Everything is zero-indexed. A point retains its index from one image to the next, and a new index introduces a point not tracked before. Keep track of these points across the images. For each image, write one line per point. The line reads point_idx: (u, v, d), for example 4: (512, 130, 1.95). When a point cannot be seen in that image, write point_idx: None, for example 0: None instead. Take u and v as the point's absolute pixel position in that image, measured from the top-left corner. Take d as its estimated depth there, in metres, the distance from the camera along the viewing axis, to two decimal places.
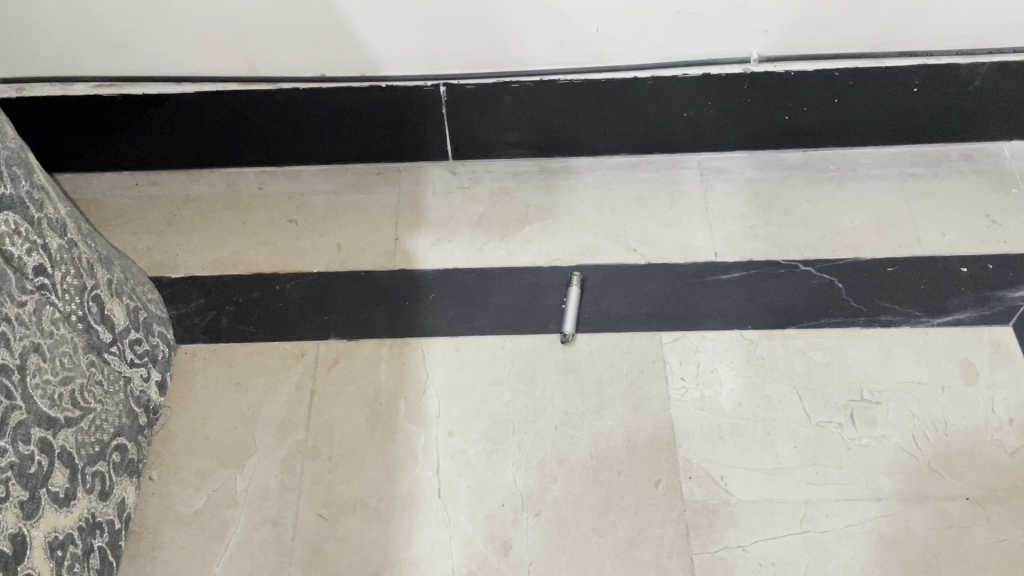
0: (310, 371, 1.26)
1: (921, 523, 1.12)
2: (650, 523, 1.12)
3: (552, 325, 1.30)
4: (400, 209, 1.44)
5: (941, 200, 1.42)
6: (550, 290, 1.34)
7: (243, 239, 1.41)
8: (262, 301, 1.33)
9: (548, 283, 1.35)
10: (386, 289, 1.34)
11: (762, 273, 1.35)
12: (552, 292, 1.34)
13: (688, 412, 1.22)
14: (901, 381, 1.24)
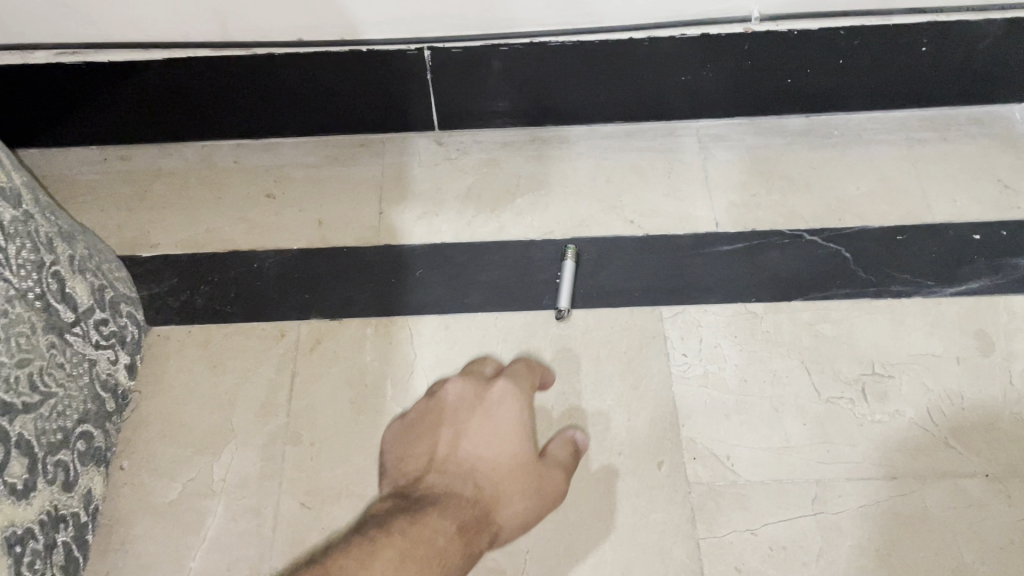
0: (291, 352, 1.19)
1: (940, 501, 1.06)
2: (654, 507, 1.07)
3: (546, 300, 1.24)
4: (383, 181, 1.36)
5: (950, 165, 1.36)
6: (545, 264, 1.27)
7: (218, 215, 1.33)
8: (239, 280, 1.26)
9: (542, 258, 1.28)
10: (370, 265, 1.27)
11: (766, 243, 1.29)
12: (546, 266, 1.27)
13: (691, 389, 1.16)
14: (913, 354, 1.18)
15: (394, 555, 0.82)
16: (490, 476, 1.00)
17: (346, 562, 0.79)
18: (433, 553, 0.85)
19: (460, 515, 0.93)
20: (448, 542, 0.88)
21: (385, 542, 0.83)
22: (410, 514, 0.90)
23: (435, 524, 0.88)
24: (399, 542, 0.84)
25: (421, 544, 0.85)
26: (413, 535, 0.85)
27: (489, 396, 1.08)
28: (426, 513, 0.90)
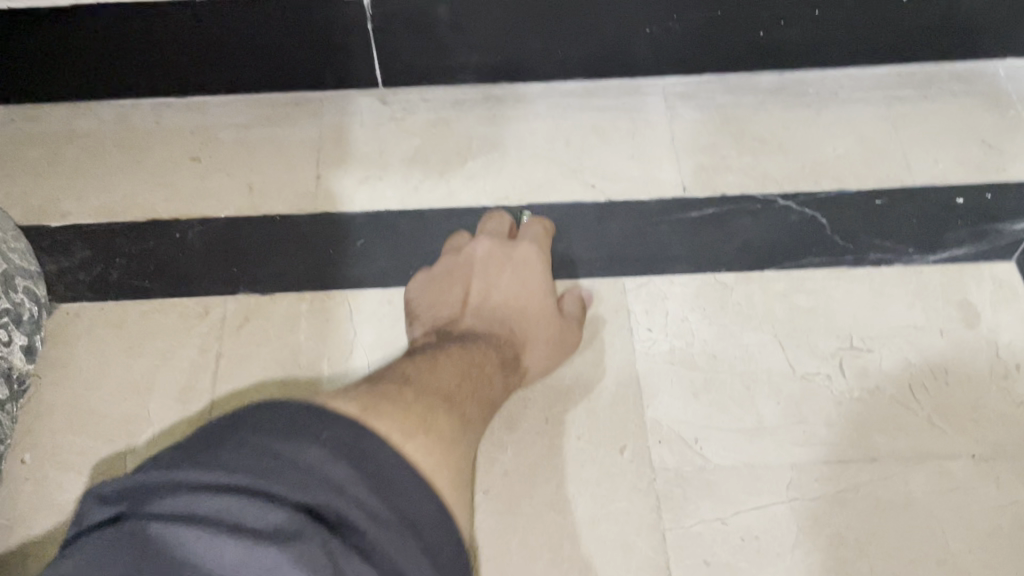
0: (216, 331, 1.07)
1: (924, 485, 0.98)
2: (616, 496, 0.97)
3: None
4: (321, 142, 1.24)
5: (932, 125, 1.27)
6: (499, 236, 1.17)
7: (137, 181, 1.20)
8: (159, 251, 1.14)
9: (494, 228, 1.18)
10: (306, 235, 1.15)
11: (737, 209, 1.19)
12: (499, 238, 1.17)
13: (657, 367, 1.06)
14: (894, 326, 1.09)
15: (450, 389, 0.81)
16: (519, 326, 1.02)
17: (414, 386, 0.77)
18: (480, 391, 0.87)
19: (497, 361, 0.94)
20: (487, 392, 0.89)
21: (438, 372, 0.83)
22: (458, 357, 0.89)
23: (482, 363, 0.91)
24: (453, 377, 0.83)
25: (472, 385, 0.86)
26: (467, 378, 0.86)
27: (515, 249, 1.08)
28: (471, 354, 0.91)
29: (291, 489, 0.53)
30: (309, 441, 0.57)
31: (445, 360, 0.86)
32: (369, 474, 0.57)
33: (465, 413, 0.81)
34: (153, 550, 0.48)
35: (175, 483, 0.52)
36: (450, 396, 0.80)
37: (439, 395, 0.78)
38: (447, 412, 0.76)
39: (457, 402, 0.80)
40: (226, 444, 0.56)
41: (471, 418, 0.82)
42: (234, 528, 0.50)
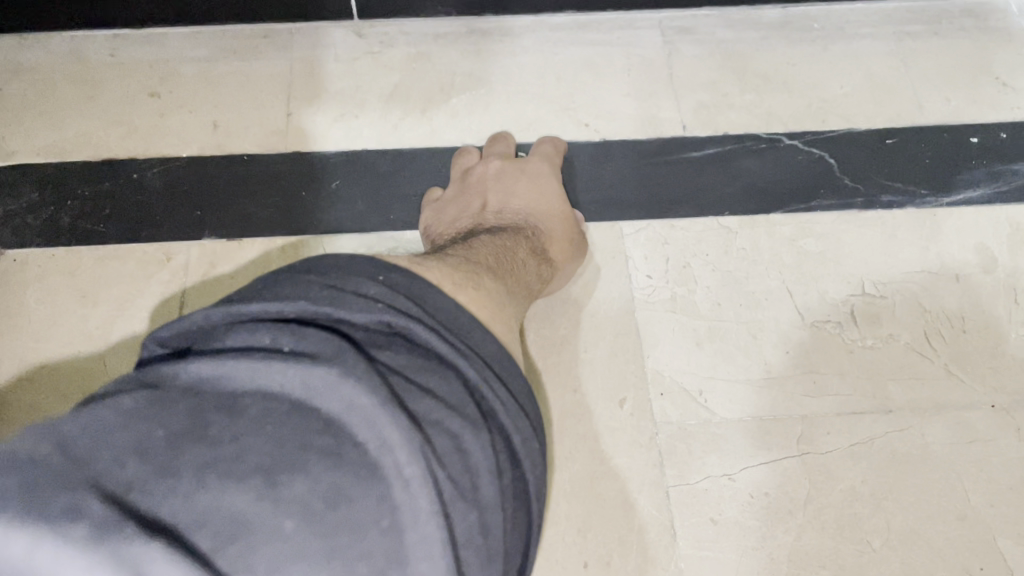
0: (179, 279, 0.99)
1: (941, 437, 0.93)
2: (615, 452, 0.91)
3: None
4: (291, 77, 1.13)
5: (942, 62, 1.20)
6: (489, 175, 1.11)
7: (90, 118, 1.10)
8: (115, 193, 1.04)
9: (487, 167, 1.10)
10: (276, 176, 1.06)
11: (741, 148, 1.11)
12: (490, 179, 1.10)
13: (657, 315, 0.99)
14: (908, 271, 1.03)
15: (491, 266, 0.80)
16: (542, 228, 0.97)
17: (456, 260, 0.76)
18: (519, 277, 0.85)
19: (529, 253, 0.90)
20: (527, 276, 0.87)
21: (476, 254, 0.81)
22: (491, 244, 0.87)
23: (516, 250, 0.89)
24: (490, 256, 0.82)
25: (511, 266, 0.84)
26: (504, 260, 0.84)
27: (526, 162, 1.03)
28: (503, 242, 0.89)
29: (352, 313, 0.53)
30: (362, 280, 0.58)
31: (478, 246, 0.85)
32: (423, 308, 0.58)
33: (510, 285, 0.80)
34: (221, 373, 0.47)
35: (233, 320, 0.53)
36: (494, 272, 0.79)
37: (483, 270, 0.77)
38: (492, 284, 0.75)
39: (501, 277, 0.79)
40: (280, 287, 0.56)
41: (515, 294, 0.80)
42: (304, 343, 0.49)
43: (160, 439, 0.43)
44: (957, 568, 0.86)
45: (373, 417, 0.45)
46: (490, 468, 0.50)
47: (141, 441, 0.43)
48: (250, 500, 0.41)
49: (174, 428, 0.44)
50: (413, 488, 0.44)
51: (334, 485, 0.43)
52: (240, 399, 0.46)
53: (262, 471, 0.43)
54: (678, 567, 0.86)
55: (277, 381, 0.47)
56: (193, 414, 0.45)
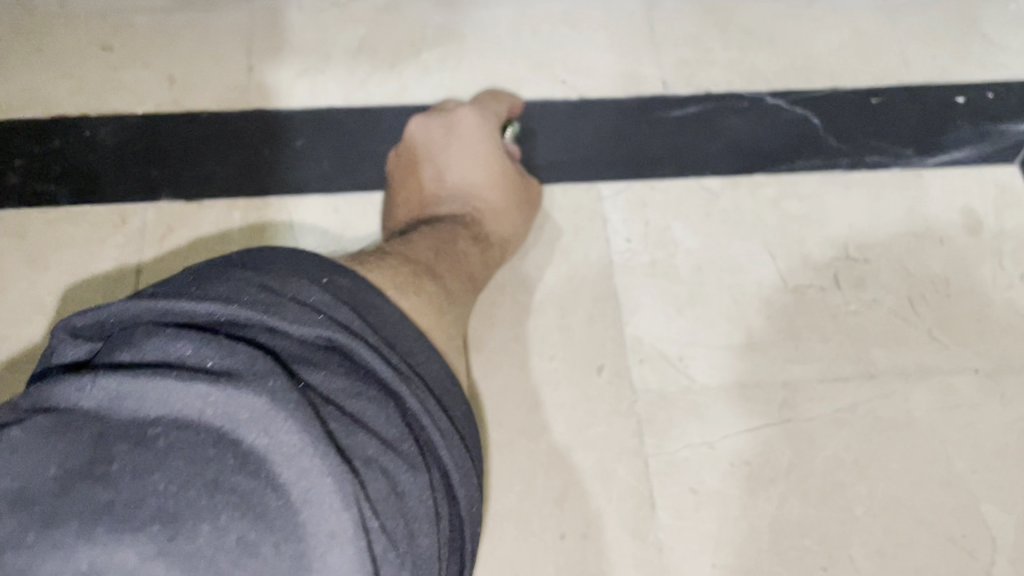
0: (135, 243, 0.94)
1: (925, 404, 0.91)
2: (593, 421, 0.88)
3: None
4: (252, 28, 1.07)
5: (929, 18, 1.15)
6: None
7: (37, 72, 1.03)
8: (66, 152, 0.98)
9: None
10: (237, 134, 1.01)
11: (723, 107, 1.07)
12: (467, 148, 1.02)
13: (636, 280, 0.96)
14: (894, 234, 1.00)
15: (435, 269, 0.77)
16: (477, 207, 0.93)
17: (397, 260, 0.73)
18: (466, 277, 0.82)
19: (467, 247, 0.87)
20: (471, 276, 0.84)
21: (417, 252, 0.78)
22: (438, 238, 0.84)
23: (461, 242, 0.86)
24: (432, 256, 0.79)
25: (457, 267, 0.82)
26: (450, 258, 0.81)
27: (454, 114, 0.94)
28: (450, 234, 0.86)
29: (292, 324, 0.48)
30: (302, 283, 0.53)
31: (422, 241, 0.82)
32: (369, 323, 0.54)
33: (456, 294, 0.78)
34: (125, 391, 0.40)
35: (154, 320, 0.46)
36: (434, 273, 0.76)
37: (424, 270, 0.74)
38: (433, 285, 0.73)
39: (445, 281, 0.77)
40: (212, 282, 0.50)
41: (464, 305, 0.79)
42: (228, 359, 0.42)
43: (49, 479, 0.37)
44: (940, 535, 0.85)
45: (301, 464, 0.40)
46: (422, 511, 0.47)
47: (26, 486, 0.37)
48: (143, 564, 0.36)
49: (67, 467, 0.38)
50: (338, 545, 0.39)
51: (244, 539, 0.38)
52: (148, 426, 0.39)
53: (162, 517, 0.37)
54: (657, 538, 0.84)
55: (194, 407, 0.40)
56: (93, 445, 0.39)
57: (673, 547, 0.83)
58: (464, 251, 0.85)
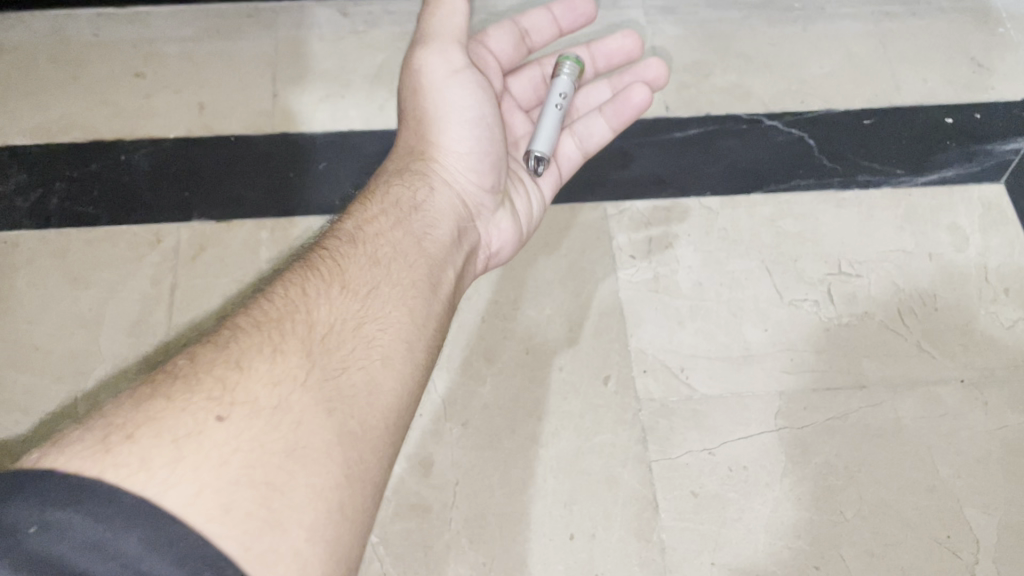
0: (169, 261, 0.99)
1: (913, 411, 0.96)
2: (600, 428, 0.94)
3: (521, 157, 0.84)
4: (277, 57, 1.15)
5: (919, 42, 1.22)
6: (529, 92, 0.88)
7: (74, 97, 1.10)
8: (104, 175, 1.05)
9: (519, 72, 0.88)
10: (263, 157, 1.07)
11: (721, 130, 1.13)
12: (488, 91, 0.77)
13: (640, 295, 1.02)
14: (883, 250, 1.06)
15: (296, 320, 0.51)
16: (418, 154, 0.74)
17: (242, 334, 0.49)
18: (368, 295, 0.56)
19: (391, 212, 0.65)
20: (402, 250, 0.61)
21: (273, 303, 0.52)
22: (333, 245, 0.60)
23: (365, 240, 0.61)
24: (291, 294, 0.53)
25: (354, 284, 0.56)
26: (340, 280, 0.56)
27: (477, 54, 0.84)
28: (351, 233, 0.61)
29: None
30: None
31: (308, 257, 0.58)
32: None
33: (346, 345, 0.51)
34: None
35: None
36: (290, 335, 0.49)
37: (272, 342, 0.48)
38: (271, 377, 0.46)
39: (319, 335, 0.51)
40: None
41: (360, 356, 0.51)
42: None
43: None
44: (925, 536, 0.89)
45: None
46: None
47: None
48: None
49: None
50: None
51: None
52: None
53: None
54: (660, 539, 0.88)
55: None
56: None
57: (675, 548, 0.88)
58: (362, 246, 0.60)
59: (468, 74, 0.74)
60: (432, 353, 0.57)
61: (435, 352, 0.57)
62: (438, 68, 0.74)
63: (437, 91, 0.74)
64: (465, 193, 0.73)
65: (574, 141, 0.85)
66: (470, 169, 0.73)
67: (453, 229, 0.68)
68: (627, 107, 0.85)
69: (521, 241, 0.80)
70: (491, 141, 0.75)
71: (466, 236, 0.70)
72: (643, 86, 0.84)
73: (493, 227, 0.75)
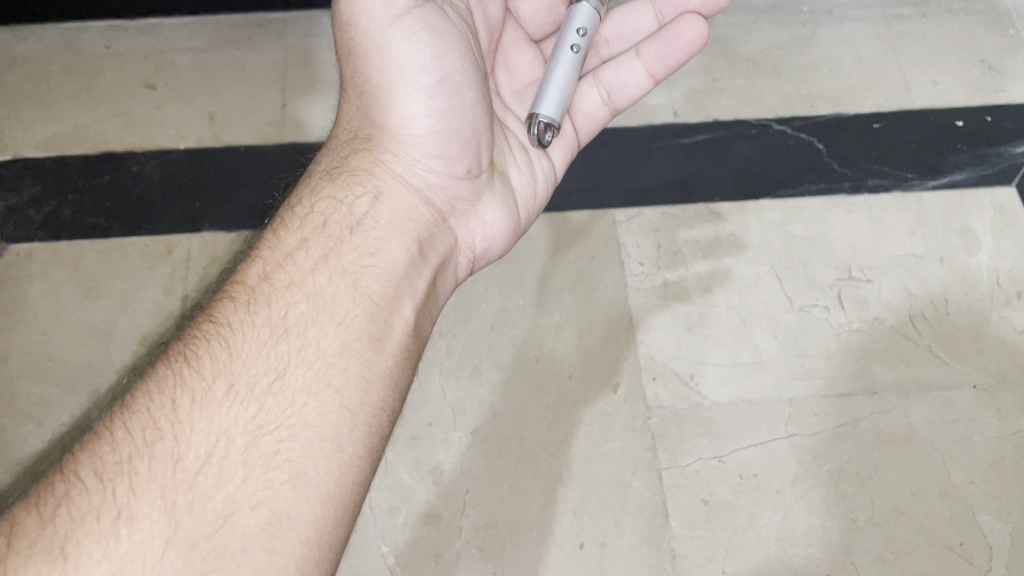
0: (179, 272, 1.00)
1: (925, 417, 0.95)
2: (609, 436, 0.94)
3: (524, 111, 0.78)
4: (287, 67, 1.16)
5: (929, 45, 1.22)
6: (540, 9, 0.83)
7: (86, 109, 1.11)
8: (115, 186, 1.06)
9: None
10: (272, 166, 1.07)
11: (730, 134, 1.13)
12: (456, 28, 0.68)
13: (649, 302, 1.02)
14: (894, 255, 1.05)
15: (158, 456, 0.46)
16: (363, 139, 0.67)
17: (81, 493, 0.44)
18: (269, 389, 0.50)
19: (315, 235, 0.59)
20: (323, 304, 0.55)
21: (133, 431, 0.47)
22: (224, 312, 0.54)
23: (273, 297, 0.54)
24: (158, 409, 0.48)
25: (248, 380, 0.50)
26: (228, 376, 0.50)
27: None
28: (252, 290, 0.55)
29: None
30: None
31: (188, 341, 0.52)
32: None
33: (231, 480, 0.46)
34: None
35: None
36: (146, 485, 0.45)
37: (119, 503, 0.44)
38: (111, 562, 0.42)
39: (189, 473, 0.46)
40: None
41: (256, 488, 0.46)
42: None
43: None
44: (939, 543, 0.89)
45: None
46: None
47: None
48: None
49: None
50: None
51: None
52: None
53: None
54: (670, 547, 0.88)
55: None
56: None
57: (686, 556, 0.88)
58: (267, 303, 0.54)
59: (414, 16, 0.64)
60: (375, 432, 0.52)
61: (384, 421, 0.53)
62: (379, 13, 0.64)
63: (381, 49, 0.65)
64: (428, 189, 0.66)
65: (600, 91, 0.80)
66: (434, 154, 0.66)
67: (406, 240, 0.61)
68: (676, 46, 0.78)
69: (515, 233, 0.73)
70: (454, 114, 0.66)
71: (431, 246, 0.64)
72: (695, 20, 0.77)
73: (475, 223, 0.69)
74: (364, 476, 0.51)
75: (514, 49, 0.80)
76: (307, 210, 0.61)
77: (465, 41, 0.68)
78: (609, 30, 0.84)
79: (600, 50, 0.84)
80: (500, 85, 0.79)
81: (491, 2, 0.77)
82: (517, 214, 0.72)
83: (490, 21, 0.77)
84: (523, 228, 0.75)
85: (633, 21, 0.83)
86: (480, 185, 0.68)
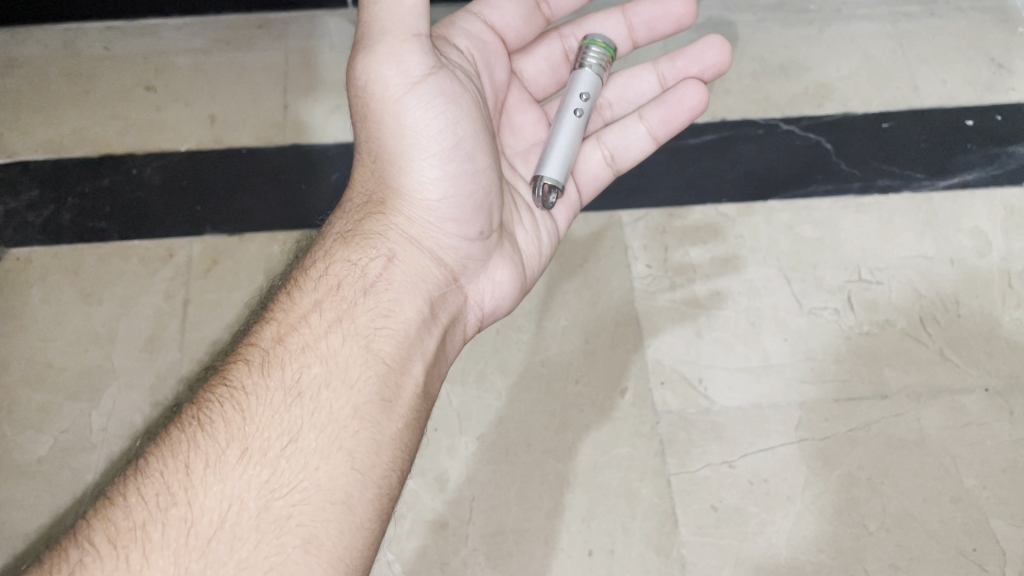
0: (181, 276, 0.99)
1: (936, 421, 0.94)
2: (617, 440, 0.92)
3: (530, 171, 0.78)
4: (289, 68, 1.14)
5: (938, 43, 1.20)
6: (543, 70, 0.84)
7: (85, 111, 1.10)
8: (116, 190, 1.04)
9: (533, 51, 0.83)
10: (274, 168, 1.06)
11: (737, 136, 1.12)
12: (467, 87, 0.68)
13: (657, 305, 1.00)
14: (904, 256, 1.04)
15: (172, 522, 0.46)
16: (376, 201, 0.66)
17: (95, 561, 0.44)
18: (283, 452, 0.50)
19: (329, 303, 0.58)
20: (336, 367, 0.54)
21: (146, 496, 0.47)
22: (239, 374, 0.53)
23: (287, 361, 0.54)
24: (170, 475, 0.48)
25: (264, 442, 0.50)
26: (242, 441, 0.50)
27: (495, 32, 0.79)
28: (266, 353, 0.55)
29: None
30: None
31: (202, 404, 0.52)
32: None
33: (243, 546, 0.46)
34: None
35: None
36: (159, 552, 0.45)
37: (132, 571, 0.44)
38: None
39: (202, 539, 0.46)
40: None
41: (269, 553, 0.46)
42: None
43: None
44: (951, 548, 0.88)
45: None
46: None
47: None
48: None
49: None
50: None
51: None
52: None
53: None
54: (679, 554, 0.87)
55: None
56: None
57: (694, 563, 0.87)
58: (279, 375, 0.53)
59: (431, 82, 0.64)
60: (385, 494, 0.52)
61: (393, 480, 0.53)
62: (395, 80, 0.63)
63: (396, 115, 0.64)
64: (442, 251, 0.65)
65: (603, 152, 0.80)
66: (449, 217, 0.65)
67: (421, 305, 0.61)
68: (678, 109, 0.79)
69: (523, 288, 0.72)
70: (469, 177, 0.66)
71: (443, 307, 0.63)
72: (695, 84, 0.79)
73: (486, 282, 0.68)
74: (374, 537, 0.50)
75: (517, 110, 0.80)
76: (320, 276, 0.60)
77: (477, 102, 0.68)
78: (612, 93, 0.84)
79: (603, 112, 0.85)
80: (506, 146, 0.78)
81: (498, 62, 0.77)
82: (524, 271, 0.72)
83: (497, 83, 0.77)
84: (530, 283, 0.75)
85: (636, 85, 0.84)
86: (492, 246, 0.68)
